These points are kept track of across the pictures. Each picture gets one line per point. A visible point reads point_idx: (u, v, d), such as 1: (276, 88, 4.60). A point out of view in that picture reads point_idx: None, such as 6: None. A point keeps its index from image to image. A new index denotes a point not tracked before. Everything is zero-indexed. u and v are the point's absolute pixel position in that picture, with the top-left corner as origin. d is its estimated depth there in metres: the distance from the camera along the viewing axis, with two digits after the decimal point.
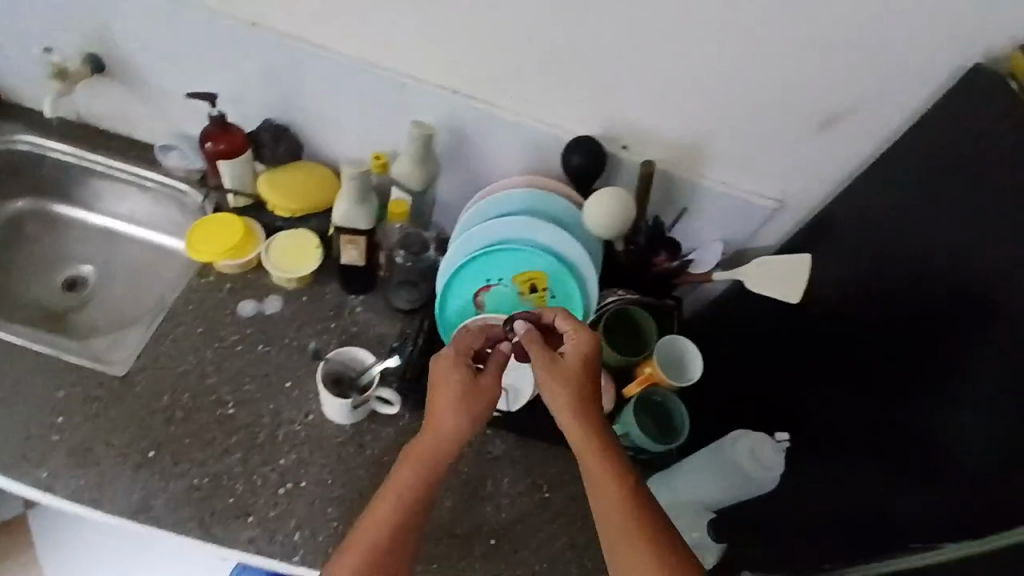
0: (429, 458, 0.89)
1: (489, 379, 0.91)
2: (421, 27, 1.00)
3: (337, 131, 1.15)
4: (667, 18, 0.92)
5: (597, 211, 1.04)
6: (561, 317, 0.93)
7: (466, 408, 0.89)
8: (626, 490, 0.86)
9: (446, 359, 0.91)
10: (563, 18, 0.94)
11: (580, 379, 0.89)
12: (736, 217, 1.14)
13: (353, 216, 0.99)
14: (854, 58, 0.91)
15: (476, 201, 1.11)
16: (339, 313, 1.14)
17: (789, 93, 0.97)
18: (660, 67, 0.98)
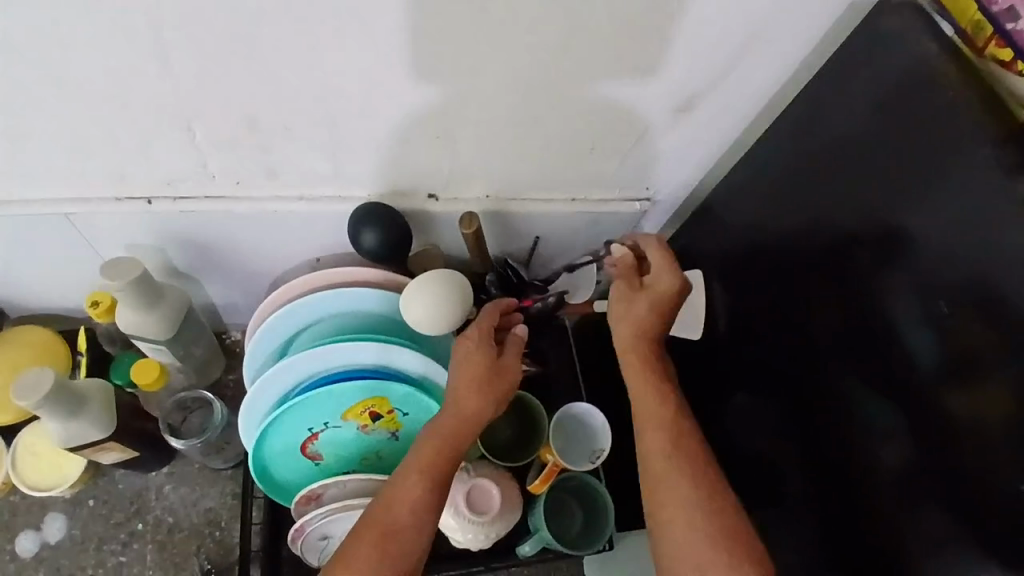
0: (452, 440, 0.72)
1: (510, 359, 0.77)
2: (52, 140, 0.65)
3: (34, 277, 0.82)
4: (416, 45, 0.59)
5: (415, 311, 0.76)
6: (651, 243, 0.79)
7: (491, 388, 0.74)
8: (691, 442, 0.71)
9: (472, 331, 0.77)
10: (267, 78, 0.61)
11: (659, 319, 0.76)
12: (603, 227, 0.88)
13: (78, 432, 0.72)
14: (703, 24, 0.61)
15: (259, 324, 0.81)
16: (142, 505, 0.87)
17: (615, 86, 0.67)
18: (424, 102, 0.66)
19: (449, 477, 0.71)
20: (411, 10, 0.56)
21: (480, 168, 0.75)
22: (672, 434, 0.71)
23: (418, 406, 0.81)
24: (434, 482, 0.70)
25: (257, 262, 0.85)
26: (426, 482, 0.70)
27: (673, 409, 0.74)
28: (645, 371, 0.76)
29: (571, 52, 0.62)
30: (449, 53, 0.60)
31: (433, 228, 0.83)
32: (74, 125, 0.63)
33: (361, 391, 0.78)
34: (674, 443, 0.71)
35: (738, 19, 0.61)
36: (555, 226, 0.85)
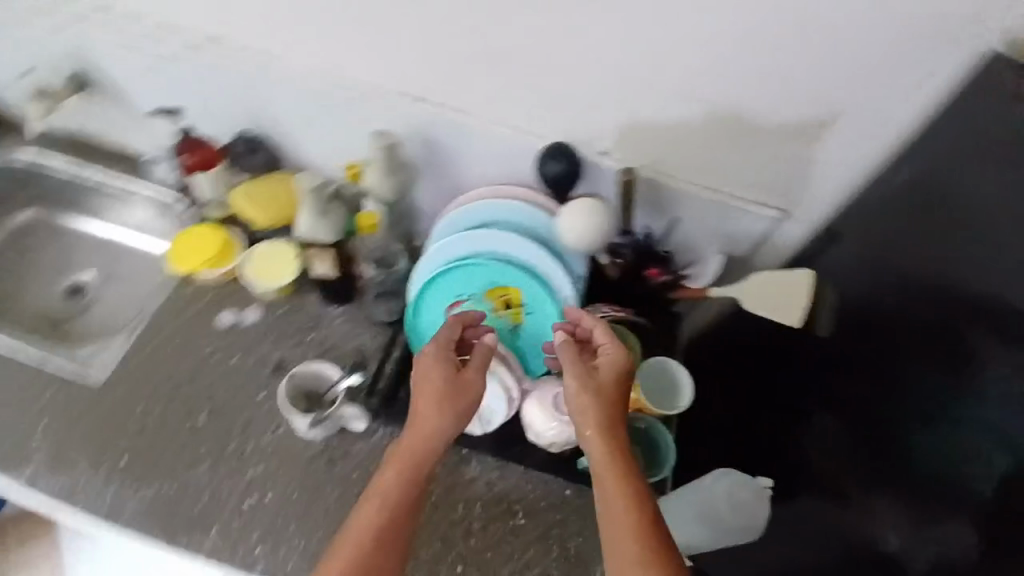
0: (415, 453, 0.82)
1: (471, 371, 0.88)
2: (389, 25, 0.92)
3: (307, 141, 1.10)
4: (637, 16, 0.82)
5: (568, 224, 0.95)
6: (599, 328, 0.91)
7: (447, 405, 0.84)
8: (637, 500, 0.77)
9: (427, 353, 0.88)
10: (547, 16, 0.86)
11: (611, 386, 0.85)
12: (732, 224, 1.03)
13: (314, 229, 1.03)
14: (879, 50, 0.78)
15: (453, 207, 1.05)
16: (316, 325, 1.13)
17: (795, 90, 0.85)
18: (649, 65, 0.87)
19: (417, 477, 0.82)
20: None
21: (662, 137, 0.95)
22: (624, 496, 0.77)
23: (537, 308, 1.01)
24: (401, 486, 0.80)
25: (458, 178, 1.08)
26: (397, 482, 0.81)
27: (609, 424, 0.82)
28: (607, 422, 0.82)
29: (748, 47, 0.82)
30: (658, 27, 0.82)
31: (602, 180, 1.01)
32: (388, 27, 0.91)
33: (506, 276, 1.00)
34: (610, 463, 0.79)
35: (883, 51, 0.78)
36: (697, 210, 1.02)
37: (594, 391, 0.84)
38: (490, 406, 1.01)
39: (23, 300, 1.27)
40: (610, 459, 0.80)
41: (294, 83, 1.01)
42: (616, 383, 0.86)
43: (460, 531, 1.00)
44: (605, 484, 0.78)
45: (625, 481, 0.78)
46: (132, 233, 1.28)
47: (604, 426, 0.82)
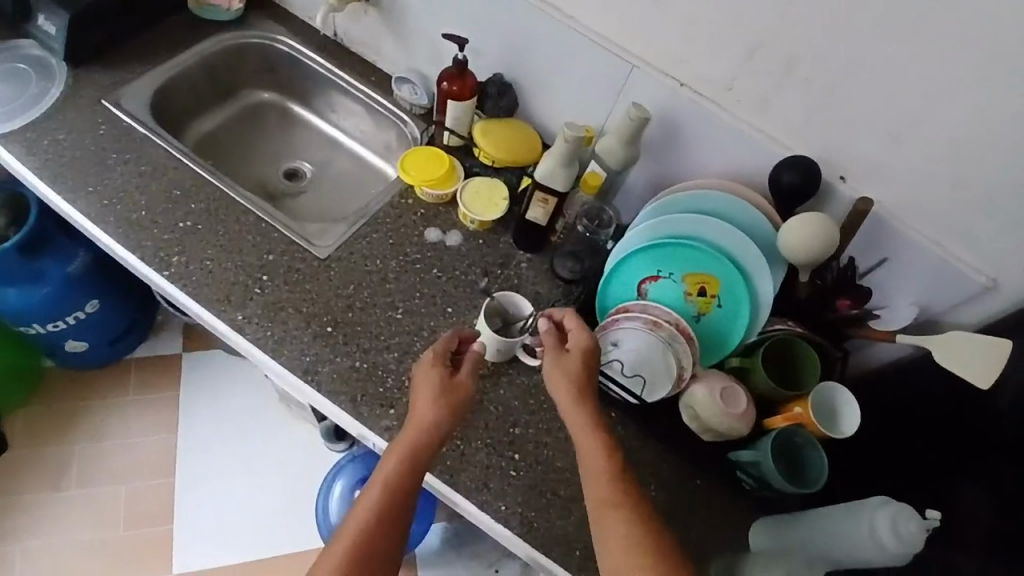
0: (410, 443, 0.89)
1: (462, 377, 0.96)
2: (681, 12, 0.99)
3: (554, 97, 1.20)
4: (933, 58, 0.86)
5: (791, 232, 1.00)
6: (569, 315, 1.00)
7: (439, 400, 0.92)
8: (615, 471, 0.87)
9: (422, 360, 0.96)
10: (838, 39, 0.90)
11: (580, 366, 0.94)
12: (938, 282, 1.04)
13: (551, 176, 1.09)
14: None
15: (675, 191, 1.11)
16: (505, 264, 1.21)
17: None
18: (923, 107, 0.90)
19: (416, 465, 0.89)
20: (977, 37, 0.82)
21: (903, 180, 0.98)
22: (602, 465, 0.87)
23: (730, 301, 1.07)
24: (399, 473, 0.88)
25: (678, 165, 1.15)
26: (397, 469, 0.88)
27: (579, 404, 0.92)
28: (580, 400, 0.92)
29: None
30: (953, 72, 0.85)
31: (826, 206, 1.06)
32: (686, 11, 0.99)
33: (713, 263, 1.06)
34: (588, 439, 0.89)
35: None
36: (909, 258, 1.04)
37: (565, 372, 0.94)
38: (655, 380, 1.05)
39: (249, 169, 1.44)
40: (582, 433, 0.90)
41: (567, 39, 1.11)
42: (582, 361, 0.95)
43: None
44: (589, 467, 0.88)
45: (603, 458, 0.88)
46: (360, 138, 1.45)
47: (569, 407, 0.93)
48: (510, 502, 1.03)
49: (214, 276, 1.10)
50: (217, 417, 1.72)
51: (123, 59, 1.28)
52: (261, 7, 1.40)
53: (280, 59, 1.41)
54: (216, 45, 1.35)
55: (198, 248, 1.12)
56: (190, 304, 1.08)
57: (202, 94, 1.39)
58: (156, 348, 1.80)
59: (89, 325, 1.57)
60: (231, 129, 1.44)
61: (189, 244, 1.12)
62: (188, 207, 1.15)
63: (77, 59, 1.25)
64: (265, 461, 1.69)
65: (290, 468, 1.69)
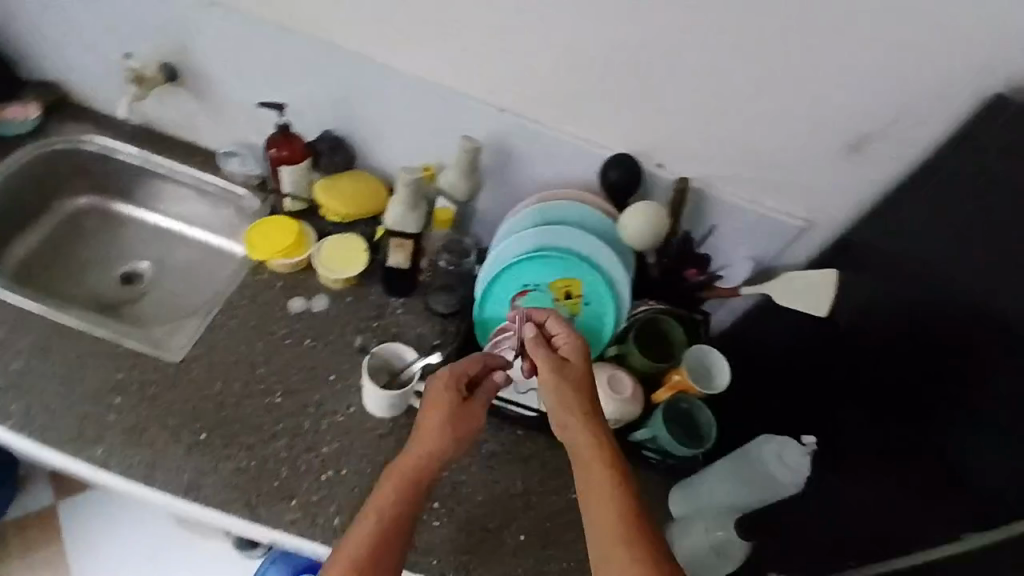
0: (414, 472, 0.92)
1: (475, 402, 0.98)
2: (481, 45, 1.05)
3: (388, 144, 1.21)
4: (698, 48, 0.97)
5: (630, 223, 1.10)
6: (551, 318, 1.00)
7: (450, 429, 0.95)
8: (612, 467, 0.86)
9: (438, 380, 0.98)
10: (619, 46, 1.00)
11: (577, 370, 0.95)
12: (762, 235, 1.17)
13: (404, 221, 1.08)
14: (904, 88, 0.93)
15: (521, 208, 1.16)
16: (379, 315, 1.20)
17: (831, 115, 0.99)
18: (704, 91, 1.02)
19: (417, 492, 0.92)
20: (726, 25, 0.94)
21: (709, 155, 1.10)
22: (599, 462, 0.86)
23: (595, 298, 1.13)
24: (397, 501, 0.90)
25: (519, 182, 1.20)
26: (394, 496, 0.90)
27: (579, 409, 0.91)
28: (577, 400, 0.92)
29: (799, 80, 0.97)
30: (717, 57, 0.97)
31: (656, 192, 1.16)
32: (490, 44, 1.04)
33: (570, 267, 1.12)
34: (587, 437, 0.89)
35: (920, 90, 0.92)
36: (735, 220, 1.17)
37: (561, 375, 0.94)
38: None
39: (82, 283, 1.33)
40: (582, 433, 0.90)
41: (384, 87, 1.13)
42: (578, 367, 0.95)
43: (520, 504, 1.08)
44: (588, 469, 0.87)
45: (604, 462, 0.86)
46: (195, 224, 1.37)
47: (568, 406, 0.92)
48: (440, 553, 1.01)
49: (60, 414, 1.00)
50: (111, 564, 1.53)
51: None
52: (59, 112, 1.32)
53: (91, 160, 1.33)
54: (15, 161, 1.26)
55: (34, 389, 1.02)
56: (39, 450, 0.98)
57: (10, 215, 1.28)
58: (25, 507, 1.57)
59: None
60: (53, 245, 1.34)
61: (25, 384, 1.02)
62: (16, 344, 1.06)
63: None
64: None
65: None
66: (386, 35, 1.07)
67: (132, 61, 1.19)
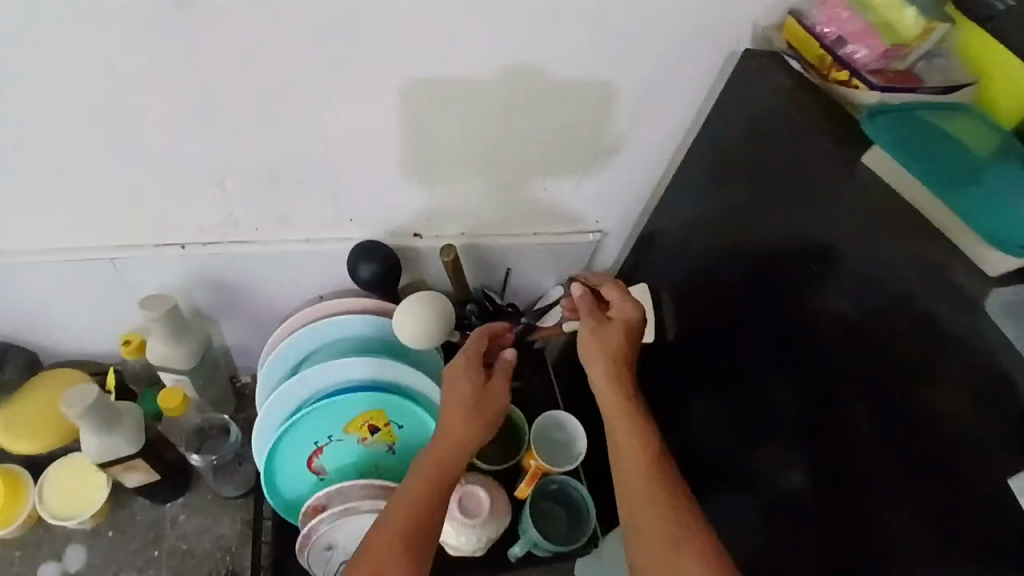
0: (447, 460, 0.79)
1: (497, 384, 0.86)
2: (106, 192, 0.79)
3: (79, 327, 0.94)
4: (369, 110, 0.76)
5: (404, 322, 0.89)
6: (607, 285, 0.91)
7: (476, 414, 0.82)
8: (658, 463, 0.76)
9: (458, 361, 0.87)
10: (277, 137, 0.77)
11: (627, 336, 0.84)
12: (559, 258, 1.03)
13: (110, 447, 0.81)
14: (615, 77, 0.78)
15: (272, 351, 0.91)
16: (158, 536, 0.94)
17: (558, 126, 0.83)
18: (407, 149, 0.82)
19: (447, 482, 0.78)
20: (386, 76, 0.73)
21: (455, 207, 0.92)
22: (644, 455, 0.77)
23: (405, 420, 0.91)
24: (430, 489, 0.77)
25: (263, 308, 0.98)
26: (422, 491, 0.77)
27: (618, 385, 0.82)
28: (618, 377, 0.82)
29: (511, 107, 0.79)
30: (397, 111, 0.77)
31: (423, 262, 0.97)
32: (117, 186, 0.79)
33: (359, 403, 0.88)
34: (626, 422, 0.80)
35: (640, 75, 0.79)
36: (524, 256, 1.00)
37: (603, 347, 0.84)
38: None
39: None
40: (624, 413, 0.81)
41: (18, 276, 0.85)
42: (623, 338, 0.84)
43: None
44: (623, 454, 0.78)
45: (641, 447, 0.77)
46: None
47: (616, 382, 0.82)
48: None
49: None
50: None
51: None
52: None
53: None
54: None
55: None
56: None
57: None
58: None
59: None
60: None
61: None
62: None
63: None
64: None
65: None
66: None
67: None
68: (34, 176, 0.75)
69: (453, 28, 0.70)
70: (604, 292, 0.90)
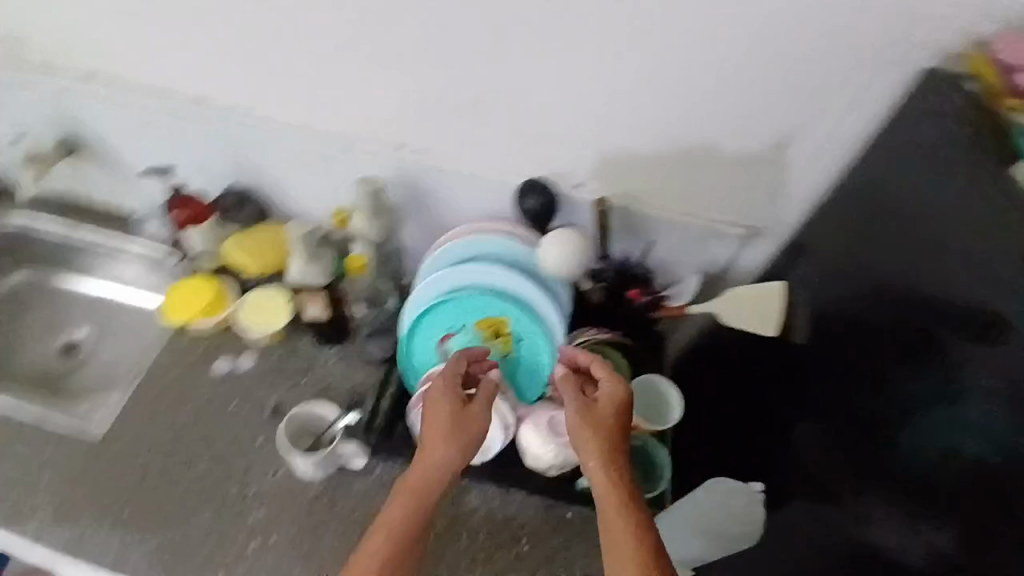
0: (424, 486, 0.84)
1: (475, 408, 0.89)
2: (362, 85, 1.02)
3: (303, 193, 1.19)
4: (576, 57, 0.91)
5: (550, 250, 1.01)
6: (596, 363, 0.92)
7: (454, 439, 0.86)
8: (636, 527, 0.79)
9: (438, 389, 0.90)
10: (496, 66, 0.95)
11: (615, 412, 0.87)
12: (698, 249, 1.09)
13: (309, 274, 1.12)
14: (800, 73, 0.85)
15: (442, 244, 1.09)
16: (311, 368, 1.15)
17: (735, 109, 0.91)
18: (597, 102, 0.96)
19: (427, 499, 0.84)
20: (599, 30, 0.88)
21: (622, 169, 1.03)
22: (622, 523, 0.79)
23: (523, 335, 1.07)
24: (416, 506, 0.84)
25: (438, 218, 1.16)
26: (408, 504, 0.84)
27: (601, 450, 0.84)
28: (598, 441, 0.85)
29: (687, 77, 0.90)
30: (599, 66, 0.92)
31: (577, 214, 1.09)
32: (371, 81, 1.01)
33: (495, 306, 1.05)
34: (607, 487, 0.82)
35: (815, 75, 0.85)
36: (670, 234, 1.08)
37: (583, 416, 0.87)
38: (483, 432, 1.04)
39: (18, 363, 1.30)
40: (602, 476, 0.83)
41: (285, 138, 1.11)
42: (609, 409, 0.87)
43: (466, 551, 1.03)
44: (607, 516, 0.81)
45: (624, 507, 0.81)
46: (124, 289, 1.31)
47: (594, 448, 0.84)
48: None
49: None
50: None
51: None
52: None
53: (22, 236, 1.32)
54: None
55: None
56: None
57: None
58: None
59: None
60: None
61: None
62: None
63: None
64: None
65: None
66: (263, 81, 1.06)
67: (41, 145, 1.22)
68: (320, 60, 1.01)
69: None
70: (594, 369, 0.91)
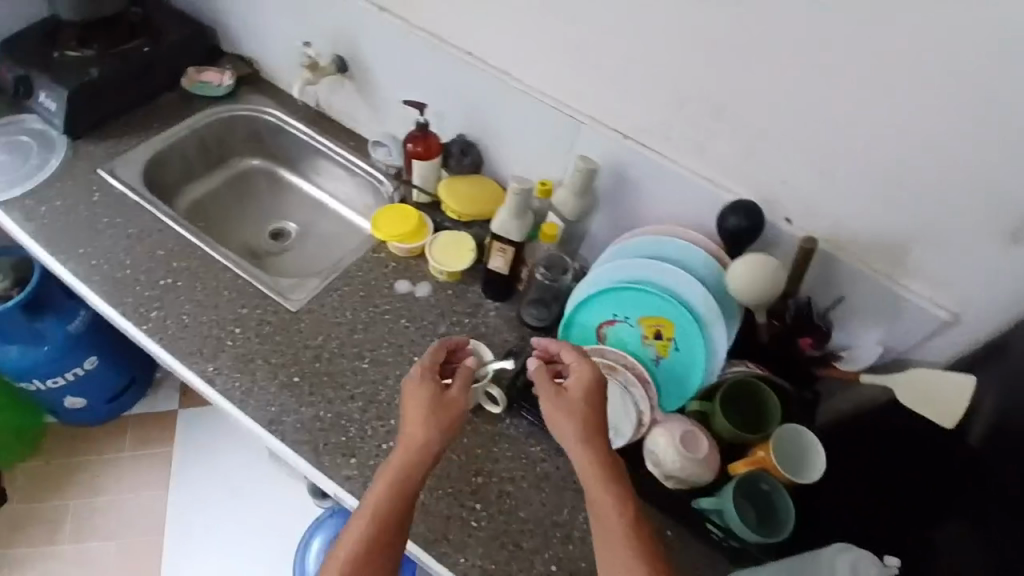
0: (411, 466, 0.87)
1: (454, 392, 0.94)
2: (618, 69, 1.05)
3: (516, 155, 1.26)
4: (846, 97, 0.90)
5: (737, 276, 1.01)
6: (567, 349, 0.97)
7: (433, 420, 0.90)
8: (626, 509, 0.84)
9: (411, 381, 0.94)
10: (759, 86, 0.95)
11: (591, 399, 0.92)
12: (891, 320, 1.04)
13: (507, 226, 1.15)
14: None
15: (635, 236, 1.13)
16: (474, 312, 1.24)
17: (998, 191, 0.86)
18: (848, 146, 0.93)
19: (412, 475, 0.87)
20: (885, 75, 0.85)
21: (844, 218, 1.00)
22: (615, 500, 0.84)
23: (682, 346, 1.08)
24: (398, 481, 0.87)
25: (632, 213, 1.18)
26: (398, 476, 0.87)
27: (582, 437, 0.89)
28: (584, 427, 0.89)
29: (960, 146, 0.86)
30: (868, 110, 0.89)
31: (776, 247, 1.07)
32: (629, 68, 1.04)
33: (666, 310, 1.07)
34: (592, 470, 0.86)
35: None
36: (866, 296, 1.04)
37: (571, 408, 0.91)
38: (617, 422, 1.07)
39: (238, 231, 1.51)
40: (587, 461, 0.87)
41: (522, 100, 1.17)
42: (586, 398, 0.91)
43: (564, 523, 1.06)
44: (596, 498, 0.85)
45: (610, 488, 0.85)
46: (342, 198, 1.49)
47: (580, 441, 0.88)
48: (469, 554, 1.02)
49: (191, 330, 1.17)
50: (202, 481, 1.71)
51: (136, 129, 1.41)
52: (254, 80, 1.52)
53: (271, 127, 1.50)
54: (217, 115, 1.47)
55: (184, 299, 1.21)
56: (167, 355, 1.15)
57: (196, 162, 1.49)
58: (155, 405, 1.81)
59: (88, 383, 1.61)
60: (221, 193, 1.53)
61: (168, 297, 1.20)
62: (171, 263, 1.24)
63: (94, 129, 1.39)
64: (257, 523, 1.67)
65: (268, 538, 1.66)
66: (518, 47, 1.13)
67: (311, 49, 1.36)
68: (588, 36, 1.05)
69: (968, 54, 0.79)
70: (565, 355, 0.97)
